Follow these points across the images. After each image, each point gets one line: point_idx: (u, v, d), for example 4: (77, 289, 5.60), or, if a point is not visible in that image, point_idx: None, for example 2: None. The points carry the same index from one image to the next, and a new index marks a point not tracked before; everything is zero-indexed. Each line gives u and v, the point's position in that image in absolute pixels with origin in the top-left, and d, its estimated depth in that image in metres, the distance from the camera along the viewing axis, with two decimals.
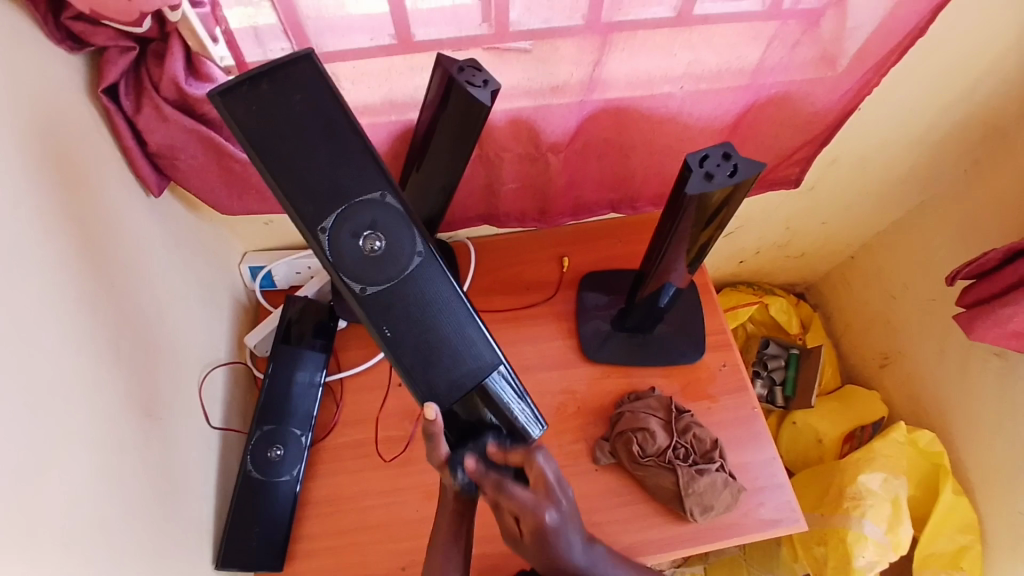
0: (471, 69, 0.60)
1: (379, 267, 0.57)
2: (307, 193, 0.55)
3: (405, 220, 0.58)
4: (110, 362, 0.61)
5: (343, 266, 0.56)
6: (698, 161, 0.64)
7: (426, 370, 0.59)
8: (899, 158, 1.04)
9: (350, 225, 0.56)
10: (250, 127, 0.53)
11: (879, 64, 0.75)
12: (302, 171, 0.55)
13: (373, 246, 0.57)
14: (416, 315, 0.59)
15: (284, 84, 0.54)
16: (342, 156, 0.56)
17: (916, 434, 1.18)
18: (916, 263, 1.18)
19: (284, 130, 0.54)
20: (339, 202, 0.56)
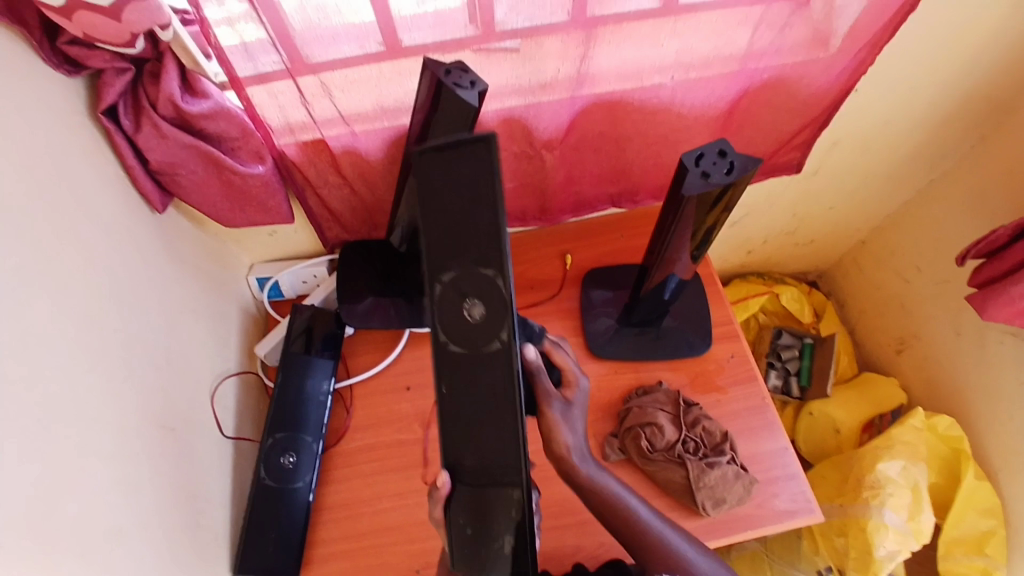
0: (458, 71, 0.61)
1: (470, 335, 0.50)
2: (453, 246, 0.49)
3: (509, 313, 0.49)
4: (121, 375, 0.63)
5: (440, 321, 0.50)
6: (694, 160, 0.65)
7: (461, 450, 0.51)
8: (901, 138, 1.02)
9: (459, 285, 0.49)
10: (443, 182, 0.48)
11: (873, 41, 0.74)
12: (447, 225, 0.49)
13: (473, 313, 0.49)
14: (474, 403, 0.50)
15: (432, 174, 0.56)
16: (462, 222, 0.49)
17: (933, 420, 1.16)
18: (928, 244, 1.16)
19: (471, 182, 0.48)
20: (460, 262, 0.49)
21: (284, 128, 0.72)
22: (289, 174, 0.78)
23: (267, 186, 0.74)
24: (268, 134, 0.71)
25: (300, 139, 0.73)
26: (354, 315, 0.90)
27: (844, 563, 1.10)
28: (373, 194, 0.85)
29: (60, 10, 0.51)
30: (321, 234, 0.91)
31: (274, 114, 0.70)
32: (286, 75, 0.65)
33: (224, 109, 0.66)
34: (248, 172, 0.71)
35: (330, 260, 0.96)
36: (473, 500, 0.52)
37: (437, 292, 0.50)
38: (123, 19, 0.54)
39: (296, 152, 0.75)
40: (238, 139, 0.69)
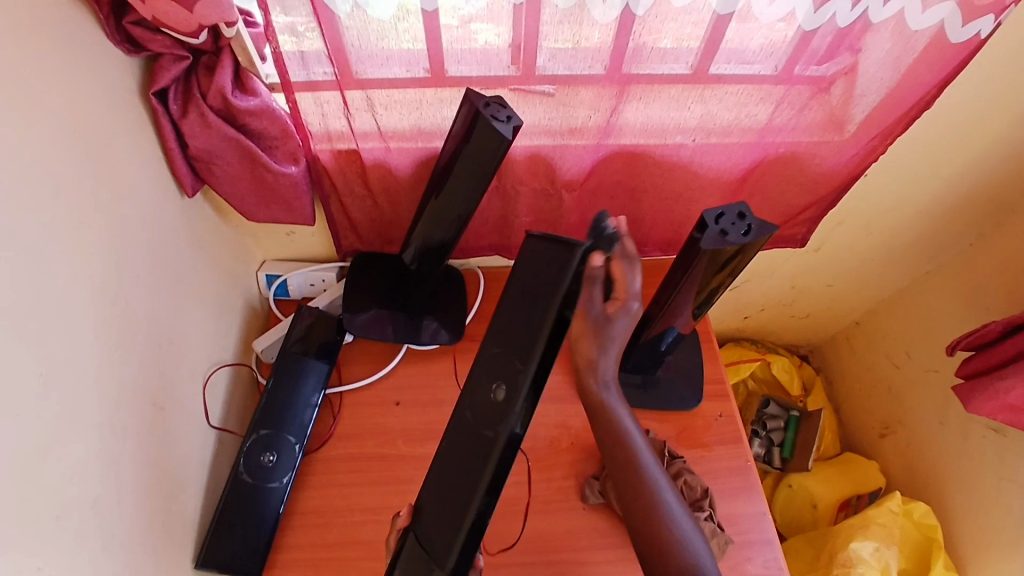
0: (496, 105, 0.64)
1: (485, 413, 0.58)
2: (507, 334, 0.57)
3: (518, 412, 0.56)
4: (125, 348, 0.64)
5: (469, 384, 0.60)
6: (714, 218, 0.68)
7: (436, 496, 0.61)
8: (903, 226, 1.07)
9: (495, 368, 0.58)
10: (518, 296, 0.58)
11: (886, 130, 0.79)
12: (512, 312, 0.57)
13: (498, 396, 0.57)
14: (460, 453, 0.59)
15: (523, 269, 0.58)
16: (529, 312, 0.56)
17: (909, 505, 1.16)
18: (920, 333, 1.19)
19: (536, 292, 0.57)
20: (506, 351, 0.57)
21: (323, 135, 0.75)
22: (319, 179, 0.81)
23: (295, 186, 0.76)
24: (307, 138, 0.74)
25: (335, 147, 0.77)
26: (354, 324, 0.91)
27: None
28: (395, 209, 0.88)
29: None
30: (336, 240, 0.94)
31: (316, 121, 0.73)
32: (335, 86, 0.69)
33: (270, 109, 0.69)
34: (280, 170, 0.74)
35: (340, 267, 0.99)
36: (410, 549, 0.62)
37: (479, 367, 0.59)
38: (195, 11, 0.58)
39: (328, 159, 0.78)
40: (277, 139, 0.72)
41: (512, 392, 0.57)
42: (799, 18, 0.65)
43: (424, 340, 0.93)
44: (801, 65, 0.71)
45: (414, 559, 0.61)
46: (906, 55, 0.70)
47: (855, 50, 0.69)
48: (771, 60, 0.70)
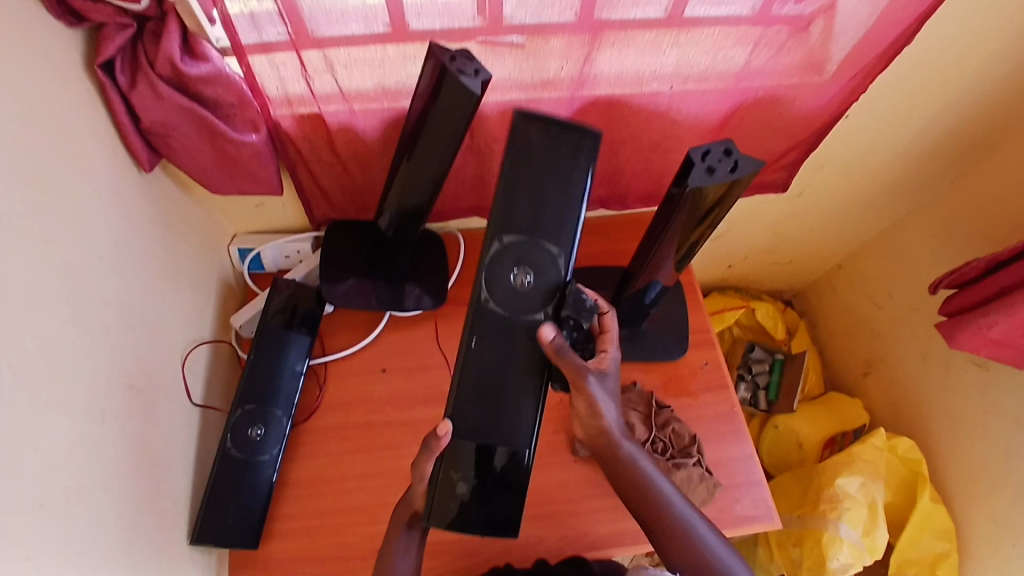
0: (462, 58, 0.61)
1: (518, 299, 0.63)
2: (525, 219, 0.63)
3: (553, 291, 0.63)
4: (95, 334, 0.62)
5: (488, 272, 0.63)
6: (700, 155, 0.65)
7: (477, 393, 0.61)
8: (885, 167, 1.05)
9: (517, 253, 0.63)
10: (522, 179, 0.63)
11: (867, 68, 0.77)
12: (527, 195, 0.63)
13: (523, 280, 0.63)
14: (496, 340, 0.62)
15: (524, 146, 0.64)
16: (543, 194, 0.64)
17: (894, 442, 1.20)
18: (900, 273, 1.20)
19: (543, 175, 0.64)
20: (528, 235, 0.63)
21: (283, 100, 0.71)
22: (283, 146, 0.77)
23: (258, 155, 0.73)
24: (265, 103, 0.71)
25: (297, 112, 0.73)
26: (335, 295, 0.89)
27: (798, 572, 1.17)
28: (366, 174, 0.85)
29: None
30: (308, 210, 0.91)
31: (273, 85, 0.69)
32: (290, 47, 0.65)
33: (224, 75, 0.64)
34: (241, 139, 0.70)
35: (314, 238, 0.96)
36: (464, 451, 0.61)
37: (495, 251, 0.63)
38: None
39: (291, 125, 0.74)
40: (234, 106, 0.68)
41: (544, 275, 0.63)
42: None
43: (408, 307, 0.92)
44: (779, 5, 0.67)
45: (471, 461, 0.61)
46: None
47: None
48: (748, 2, 0.67)
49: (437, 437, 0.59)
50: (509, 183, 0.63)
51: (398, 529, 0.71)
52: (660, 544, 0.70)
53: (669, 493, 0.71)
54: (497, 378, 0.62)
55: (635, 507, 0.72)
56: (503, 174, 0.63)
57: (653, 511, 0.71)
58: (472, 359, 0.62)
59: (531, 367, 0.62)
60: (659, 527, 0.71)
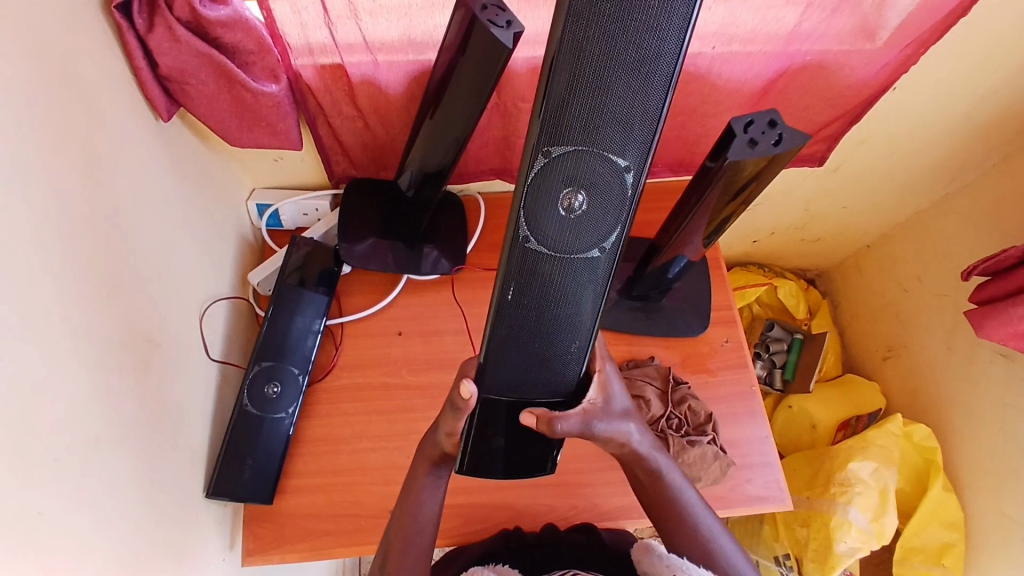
0: (495, 8, 0.57)
1: (568, 231, 0.51)
2: (583, 120, 0.46)
3: (609, 215, 0.52)
4: (110, 287, 0.61)
5: (530, 200, 0.50)
6: (743, 126, 0.61)
7: (515, 346, 0.56)
8: (931, 144, 1.00)
9: (569, 169, 0.48)
10: (586, 57, 0.44)
11: (925, 37, 0.72)
12: (588, 85, 0.45)
13: (573, 204, 0.50)
14: (538, 285, 0.54)
15: (598, 1, 0.42)
16: (613, 80, 0.45)
17: (910, 428, 1.18)
18: (933, 256, 1.15)
19: (618, 47, 0.44)
20: (589, 144, 0.47)
21: (304, 49, 0.69)
22: (303, 99, 0.75)
23: (278, 107, 0.71)
24: (286, 51, 0.68)
25: (318, 61, 0.70)
26: (353, 255, 0.87)
27: (804, 553, 1.16)
28: (387, 131, 0.82)
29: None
30: (327, 166, 0.89)
31: (294, 31, 0.67)
32: None
33: (243, 19, 0.62)
34: (260, 90, 0.68)
35: (333, 196, 0.94)
36: (492, 408, 0.60)
37: (539, 172, 0.48)
38: None
39: (312, 76, 0.72)
40: (253, 54, 0.66)
41: (600, 194, 0.50)
42: None
43: (425, 271, 0.90)
44: None
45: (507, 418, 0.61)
46: None
47: None
48: None
49: (464, 397, 0.58)
50: (562, 69, 0.44)
51: (424, 469, 0.71)
52: (667, 532, 0.69)
53: (680, 484, 0.70)
54: (536, 329, 0.56)
55: (644, 494, 0.72)
56: (553, 58, 0.44)
57: (660, 499, 0.70)
58: (509, 311, 0.55)
59: (579, 307, 0.56)
60: (664, 512, 0.70)
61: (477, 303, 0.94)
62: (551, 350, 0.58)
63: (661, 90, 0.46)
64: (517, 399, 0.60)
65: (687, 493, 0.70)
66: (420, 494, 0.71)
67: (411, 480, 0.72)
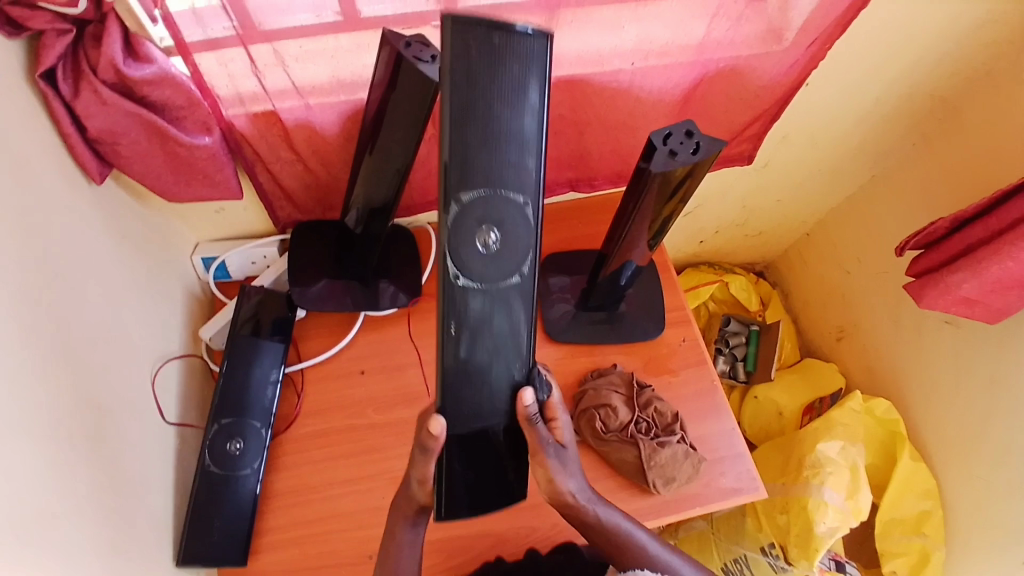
0: (418, 44, 0.59)
1: (491, 265, 0.54)
2: (483, 166, 0.51)
3: (523, 245, 0.55)
4: (59, 355, 0.59)
5: (450, 244, 0.52)
6: (662, 139, 0.65)
7: (466, 382, 0.57)
8: (847, 134, 1.07)
9: (480, 210, 0.52)
10: (474, 118, 0.50)
11: (826, 34, 0.77)
12: (477, 139, 0.51)
13: (489, 240, 0.53)
14: (475, 321, 0.55)
15: (479, 72, 0.49)
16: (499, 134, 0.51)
17: (871, 403, 1.24)
18: (869, 238, 1.22)
19: (497, 107, 0.50)
20: (491, 186, 0.52)
21: (234, 99, 0.69)
22: (239, 148, 0.75)
23: (214, 158, 0.70)
24: (216, 103, 0.68)
25: (250, 110, 0.70)
26: (306, 299, 0.86)
27: (786, 540, 1.18)
28: (329, 172, 0.83)
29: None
30: (272, 213, 0.88)
31: (223, 82, 0.67)
32: (238, 42, 0.63)
33: (171, 76, 0.62)
34: (194, 143, 0.67)
35: (281, 241, 0.93)
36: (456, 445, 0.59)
37: (454, 217, 0.52)
38: None
39: (246, 124, 0.72)
40: (184, 109, 0.65)
41: (511, 230, 0.54)
42: None
43: (383, 306, 0.90)
44: None
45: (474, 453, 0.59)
46: None
47: None
48: None
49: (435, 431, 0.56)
50: (456, 129, 0.50)
51: (401, 525, 0.70)
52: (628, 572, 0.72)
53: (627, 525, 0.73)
54: (484, 361, 0.57)
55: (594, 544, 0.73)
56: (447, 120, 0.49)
57: (614, 546, 0.72)
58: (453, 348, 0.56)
59: (518, 336, 0.57)
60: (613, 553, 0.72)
61: None
62: (499, 380, 0.58)
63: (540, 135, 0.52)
64: (475, 433, 0.59)
65: (635, 530, 0.73)
66: (399, 545, 0.70)
67: (389, 529, 0.71)
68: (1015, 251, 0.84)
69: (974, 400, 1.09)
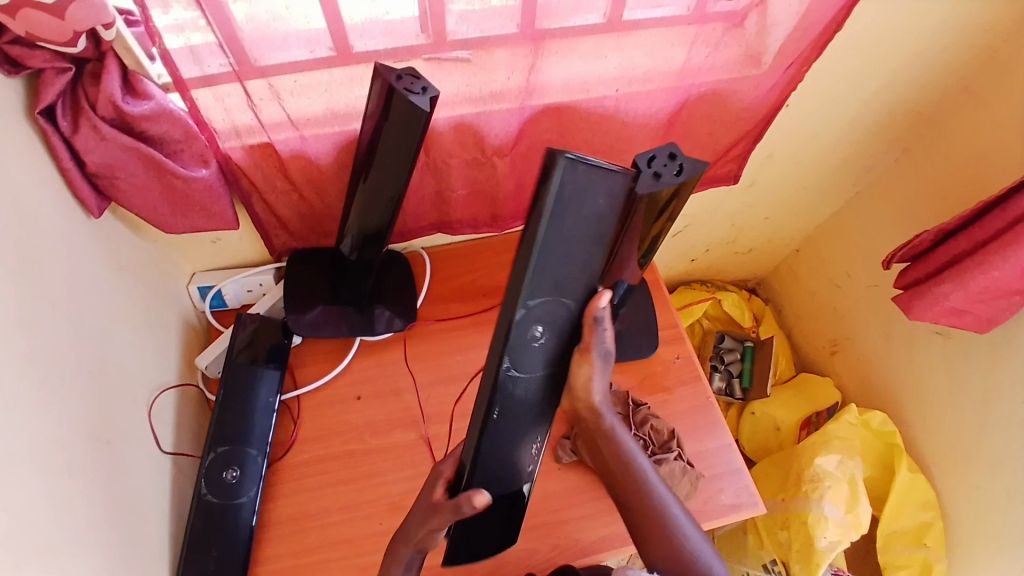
0: (409, 77, 0.61)
1: (536, 356, 0.62)
2: (552, 280, 0.59)
3: (564, 338, 0.64)
4: (56, 385, 0.59)
5: (511, 340, 0.60)
6: (646, 162, 0.59)
7: (499, 450, 0.65)
8: (829, 152, 1.10)
9: (539, 314, 0.60)
10: (555, 243, 0.58)
11: (803, 57, 0.80)
12: (556, 258, 0.59)
13: (539, 335, 0.61)
14: (517, 402, 0.64)
15: (570, 208, 0.57)
16: (570, 253, 0.59)
17: (867, 416, 1.24)
18: (858, 252, 1.24)
19: (573, 235, 0.59)
20: (553, 296, 0.60)
21: (230, 131, 0.70)
22: (236, 179, 0.76)
23: (210, 190, 0.72)
24: (212, 136, 0.70)
25: (246, 142, 0.72)
26: (303, 325, 0.87)
27: (788, 556, 1.17)
28: (324, 200, 0.84)
29: (4, 7, 0.51)
30: (267, 241, 0.89)
31: (219, 116, 0.68)
32: (233, 77, 0.64)
33: (168, 110, 0.64)
34: (191, 175, 0.69)
35: (277, 269, 0.94)
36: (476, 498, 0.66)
37: (518, 319, 0.59)
38: (68, 17, 0.53)
39: (241, 156, 0.73)
40: (181, 142, 0.67)
41: (557, 327, 0.63)
42: None
43: (379, 331, 0.91)
44: (713, 2, 0.70)
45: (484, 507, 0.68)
46: None
47: None
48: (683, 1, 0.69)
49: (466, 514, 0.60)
50: (540, 249, 0.57)
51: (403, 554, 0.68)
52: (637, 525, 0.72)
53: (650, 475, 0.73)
54: (517, 432, 0.66)
55: (616, 486, 0.74)
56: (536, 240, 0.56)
57: (633, 493, 0.73)
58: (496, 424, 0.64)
59: (545, 407, 0.68)
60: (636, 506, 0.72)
61: (433, 357, 0.95)
62: (523, 445, 0.68)
63: (598, 255, 0.61)
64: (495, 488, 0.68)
65: (660, 490, 0.72)
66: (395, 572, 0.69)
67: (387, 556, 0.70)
68: (999, 261, 0.85)
69: (968, 409, 1.09)
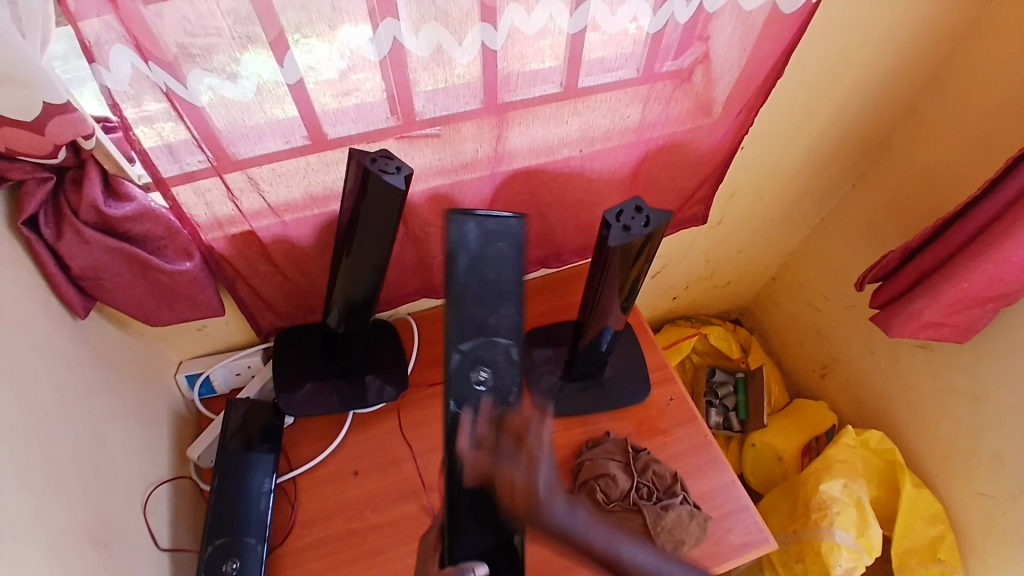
0: (383, 159, 0.64)
1: (481, 397, 0.64)
2: (477, 316, 0.66)
3: (507, 377, 0.65)
4: (48, 493, 0.59)
5: (453, 385, 0.64)
6: (615, 216, 0.70)
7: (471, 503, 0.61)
8: (790, 184, 1.15)
9: (476, 355, 0.65)
10: (474, 282, 0.67)
11: (749, 104, 0.85)
12: (476, 301, 0.66)
13: (480, 377, 0.64)
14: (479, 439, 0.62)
15: (473, 250, 0.67)
16: (488, 289, 0.67)
17: (865, 436, 1.25)
18: (830, 276, 1.28)
19: (490, 277, 0.67)
20: (483, 337, 0.66)
21: (212, 224, 0.72)
22: (220, 268, 0.78)
23: (195, 280, 0.73)
24: (196, 230, 0.71)
25: (228, 232, 0.74)
26: (293, 403, 0.87)
27: None
28: (307, 278, 0.85)
29: None
30: (254, 322, 0.90)
31: (201, 211, 0.70)
32: (212, 172, 0.66)
33: (150, 210, 0.66)
34: (174, 269, 0.70)
35: (264, 349, 0.94)
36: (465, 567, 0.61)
37: (456, 361, 0.65)
38: (48, 132, 0.55)
39: (224, 245, 0.75)
40: (164, 238, 0.69)
41: (499, 370, 0.65)
42: (645, 22, 0.69)
43: (370, 402, 0.90)
44: (660, 63, 0.75)
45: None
46: (750, 33, 0.75)
47: (703, 40, 0.74)
48: (632, 65, 0.73)
49: None
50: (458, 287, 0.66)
51: None
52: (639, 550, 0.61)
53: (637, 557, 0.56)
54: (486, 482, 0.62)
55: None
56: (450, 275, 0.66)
57: None
58: (464, 472, 0.61)
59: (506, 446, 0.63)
60: None
61: (428, 423, 0.95)
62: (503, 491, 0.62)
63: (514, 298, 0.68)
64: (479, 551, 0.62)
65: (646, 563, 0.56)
66: None
67: None
68: (965, 274, 0.89)
69: (961, 417, 1.11)
